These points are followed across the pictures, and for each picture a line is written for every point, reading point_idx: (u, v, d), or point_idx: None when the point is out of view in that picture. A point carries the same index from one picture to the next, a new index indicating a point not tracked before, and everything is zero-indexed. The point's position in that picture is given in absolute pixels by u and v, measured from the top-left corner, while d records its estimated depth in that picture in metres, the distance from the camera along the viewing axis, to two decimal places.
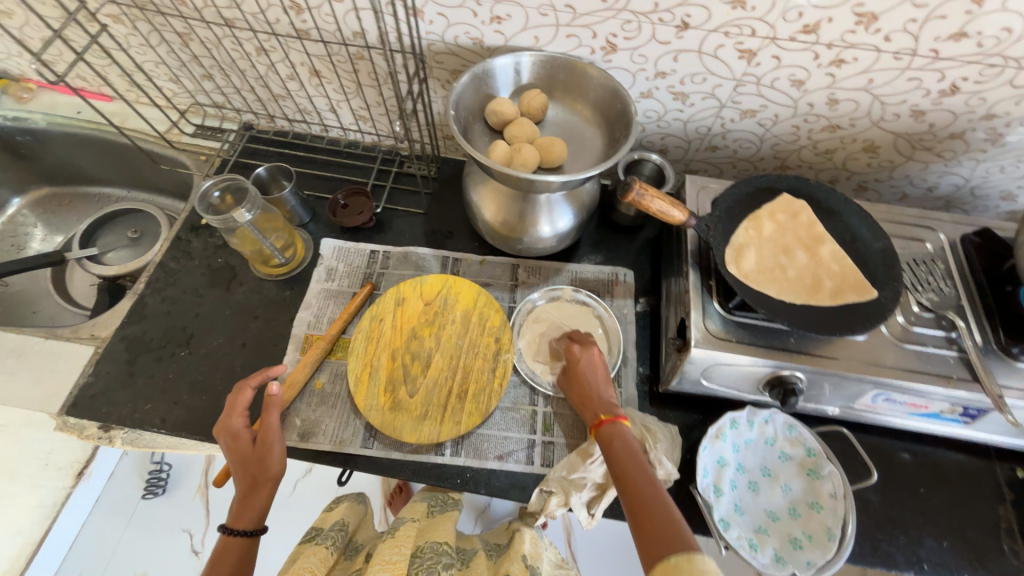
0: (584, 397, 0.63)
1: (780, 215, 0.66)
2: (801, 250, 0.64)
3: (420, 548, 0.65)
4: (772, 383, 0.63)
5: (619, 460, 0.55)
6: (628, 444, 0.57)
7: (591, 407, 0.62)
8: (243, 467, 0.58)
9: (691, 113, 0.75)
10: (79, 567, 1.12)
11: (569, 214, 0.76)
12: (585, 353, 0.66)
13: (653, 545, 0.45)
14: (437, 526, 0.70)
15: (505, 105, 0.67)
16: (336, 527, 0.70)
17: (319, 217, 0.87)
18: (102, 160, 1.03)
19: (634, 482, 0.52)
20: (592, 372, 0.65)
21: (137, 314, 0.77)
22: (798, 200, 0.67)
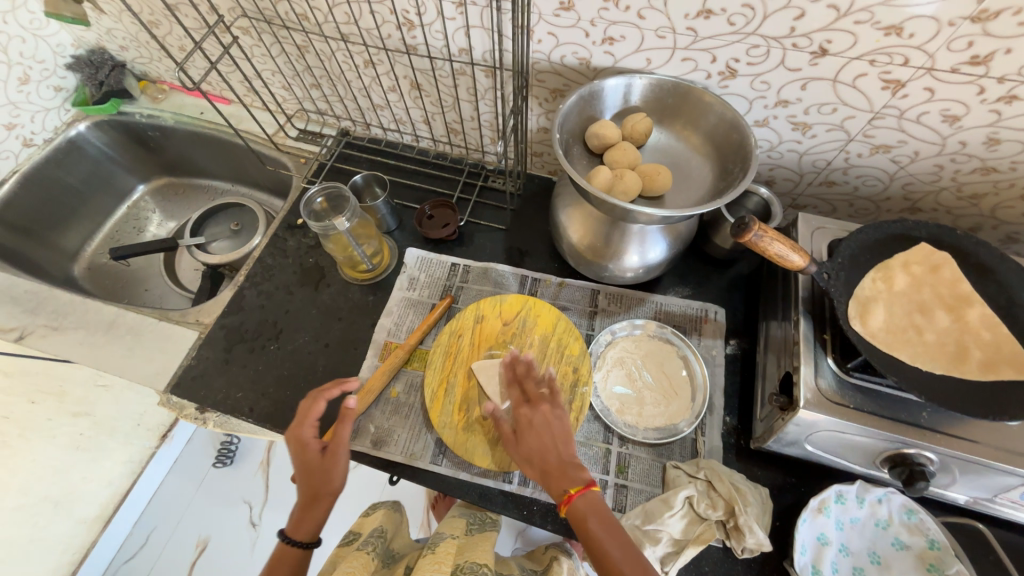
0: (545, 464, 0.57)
1: (916, 267, 0.58)
2: (941, 311, 0.56)
3: (460, 568, 0.61)
4: (892, 459, 0.55)
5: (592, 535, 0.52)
6: (602, 512, 0.53)
7: (562, 478, 0.56)
8: (307, 477, 0.59)
9: (812, 145, 0.68)
10: (153, 523, 1.21)
11: (662, 244, 0.71)
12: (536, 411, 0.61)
13: None
14: (476, 545, 0.67)
15: (610, 129, 0.64)
16: (376, 534, 0.70)
17: (404, 226, 0.89)
18: (215, 156, 1.13)
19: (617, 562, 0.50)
20: (548, 436, 0.60)
21: (235, 304, 0.82)
22: (939, 251, 0.59)
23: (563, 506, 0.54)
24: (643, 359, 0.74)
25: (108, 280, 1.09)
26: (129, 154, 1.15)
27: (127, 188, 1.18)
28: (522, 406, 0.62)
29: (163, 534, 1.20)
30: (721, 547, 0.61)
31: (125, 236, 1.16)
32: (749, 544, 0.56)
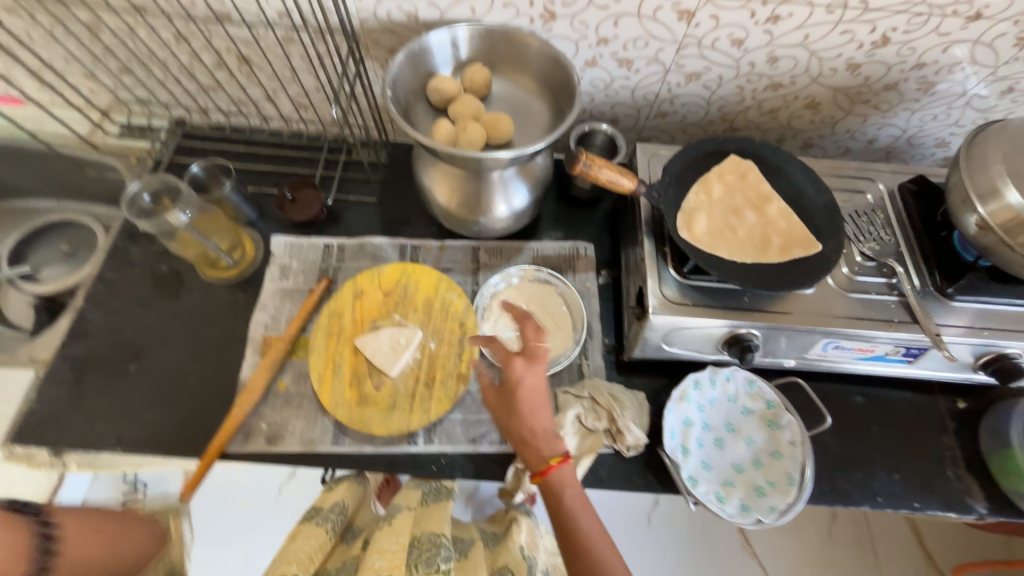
0: (526, 431, 0.56)
1: (729, 176, 0.67)
2: (750, 210, 0.65)
3: (416, 539, 0.58)
4: (729, 341, 0.65)
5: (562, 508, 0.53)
6: (574, 485, 0.55)
7: (540, 449, 0.55)
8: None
9: (638, 79, 0.74)
10: None
11: (524, 190, 0.75)
12: (527, 375, 0.57)
13: None
14: (435, 514, 0.62)
15: (446, 83, 0.65)
16: (337, 509, 0.68)
17: (267, 214, 0.83)
18: (22, 169, 0.95)
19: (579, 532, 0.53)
20: (533, 403, 0.57)
21: (77, 331, 0.72)
22: (745, 160, 0.68)
23: (536, 475, 0.55)
24: (528, 302, 0.78)
25: None
26: None
27: None
28: (516, 363, 0.57)
29: None
30: (613, 453, 0.68)
31: None
32: (629, 442, 0.64)
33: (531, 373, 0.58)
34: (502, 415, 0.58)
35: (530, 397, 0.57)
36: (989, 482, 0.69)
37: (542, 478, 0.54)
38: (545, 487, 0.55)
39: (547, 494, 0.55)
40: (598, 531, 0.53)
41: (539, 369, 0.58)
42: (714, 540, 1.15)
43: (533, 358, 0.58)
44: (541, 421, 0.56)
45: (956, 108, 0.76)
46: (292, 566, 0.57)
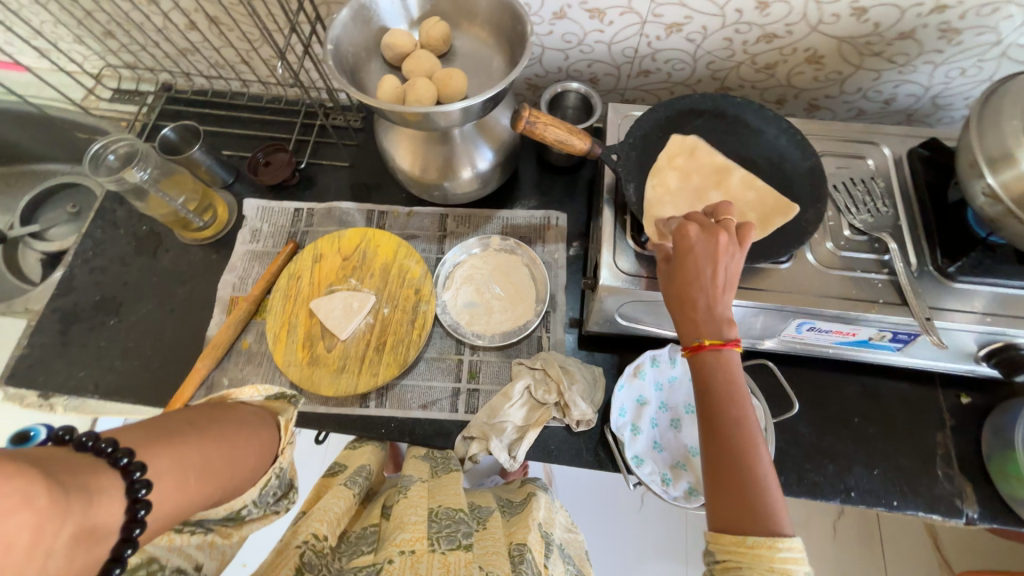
0: (697, 297, 0.46)
1: (678, 159, 0.60)
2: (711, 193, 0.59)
3: (434, 512, 0.53)
4: None
5: (712, 394, 0.44)
6: (733, 373, 0.44)
7: (695, 319, 0.46)
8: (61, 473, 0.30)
9: (613, 32, 0.68)
10: None
11: (488, 154, 0.71)
12: (704, 239, 0.47)
13: (728, 511, 0.40)
14: (448, 486, 0.58)
15: (399, 37, 0.62)
16: (363, 471, 0.60)
17: (243, 177, 0.84)
18: (35, 133, 1.01)
19: (725, 438, 0.42)
20: (704, 268, 0.46)
21: (66, 285, 0.77)
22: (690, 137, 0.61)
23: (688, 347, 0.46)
24: (491, 272, 0.75)
25: None
26: None
27: None
28: (695, 227, 0.48)
29: None
30: (565, 428, 0.66)
31: None
32: (575, 416, 0.62)
33: (716, 228, 0.48)
34: (671, 291, 0.48)
35: (706, 251, 0.47)
36: (986, 486, 0.62)
37: (696, 355, 0.45)
38: (698, 371, 0.45)
39: (699, 381, 0.45)
40: (755, 448, 0.42)
41: (732, 238, 0.47)
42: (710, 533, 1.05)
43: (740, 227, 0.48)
44: (714, 268, 0.46)
45: (989, 60, 0.65)
46: (323, 529, 0.49)
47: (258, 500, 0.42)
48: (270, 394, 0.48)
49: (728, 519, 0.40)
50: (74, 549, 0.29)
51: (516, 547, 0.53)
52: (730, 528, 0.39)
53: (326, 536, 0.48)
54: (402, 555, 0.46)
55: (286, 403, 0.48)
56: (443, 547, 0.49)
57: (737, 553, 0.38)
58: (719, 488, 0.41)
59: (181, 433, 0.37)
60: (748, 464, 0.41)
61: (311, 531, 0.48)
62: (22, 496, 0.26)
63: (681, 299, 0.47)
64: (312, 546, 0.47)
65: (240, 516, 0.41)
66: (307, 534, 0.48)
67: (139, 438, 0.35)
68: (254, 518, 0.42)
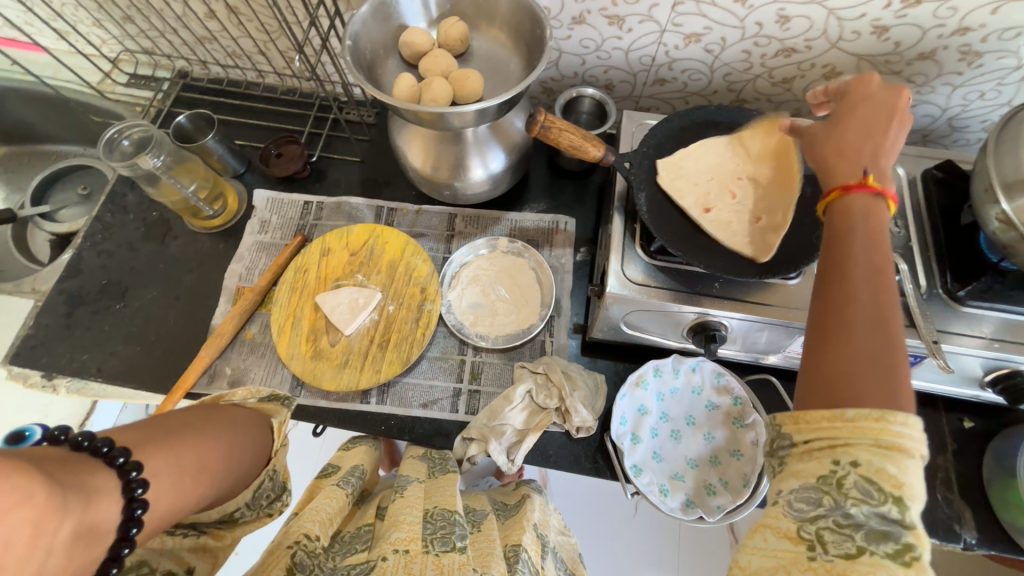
0: (841, 157, 0.41)
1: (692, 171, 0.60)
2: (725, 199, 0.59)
3: (430, 513, 0.52)
4: (695, 329, 0.60)
5: (849, 234, 0.37)
6: (876, 225, 0.37)
7: (852, 163, 0.40)
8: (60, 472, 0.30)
9: (631, 40, 0.68)
10: None
11: (500, 156, 0.71)
12: (878, 90, 0.43)
13: (833, 363, 0.32)
14: (444, 486, 0.58)
15: (418, 35, 0.62)
16: (356, 472, 0.59)
17: (254, 167, 0.84)
18: (49, 114, 1.01)
19: (853, 285, 0.35)
20: (868, 126, 0.42)
21: (74, 267, 0.78)
22: (704, 149, 0.60)
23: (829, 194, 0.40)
24: (497, 274, 0.75)
25: None
26: None
27: None
28: (866, 88, 0.44)
29: None
30: (564, 433, 0.66)
31: None
32: (576, 422, 0.62)
33: (875, 101, 0.43)
34: (824, 136, 0.44)
35: (856, 117, 0.43)
36: (986, 513, 0.61)
37: (838, 198, 0.39)
38: (835, 217, 0.39)
39: (831, 227, 0.39)
40: (891, 313, 0.33)
41: (885, 114, 0.42)
42: (703, 545, 1.05)
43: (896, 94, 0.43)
44: (859, 134, 0.42)
45: (1008, 85, 0.65)
46: (314, 529, 0.48)
47: (251, 501, 0.43)
48: (263, 397, 0.50)
49: (832, 391, 0.32)
50: (72, 546, 0.29)
51: (512, 548, 0.53)
52: (821, 401, 0.32)
53: (318, 534, 0.47)
54: (396, 554, 0.46)
55: (280, 405, 0.49)
56: (437, 549, 0.47)
57: (828, 423, 0.31)
58: (823, 322, 0.34)
59: (179, 432, 0.37)
60: (880, 325, 0.32)
61: (302, 532, 0.47)
62: (20, 495, 0.26)
63: (836, 148, 0.42)
64: (304, 544, 0.46)
65: (233, 518, 0.42)
66: (300, 534, 0.47)
67: (135, 437, 0.35)
68: (247, 520, 0.43)
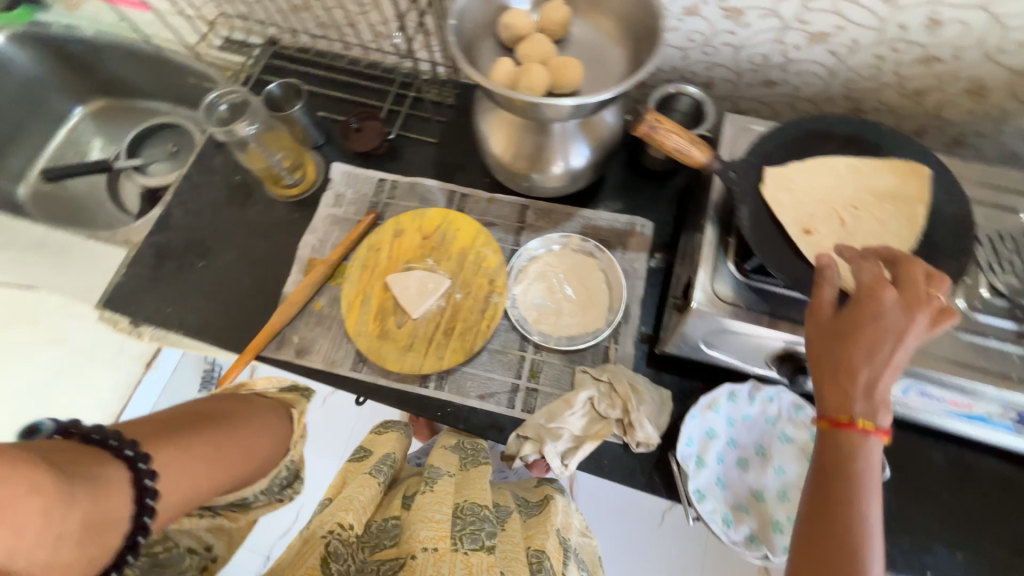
0: (861, 382, 0.42)
1: (802, 185, 0.55)
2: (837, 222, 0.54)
3: (459, 508, 0.54)
4: (782, 357, 0.56)
5: (840, 473, 0.41)
6: (868, 456, 0.41)
7: (854, 394, 0.42)
8: (70, 458, 0.33)
9: (746, 36, 0.63)
10: None
11: (585, 151, 0.68)
12: (903, 314, 0.42)
13: None
14: (474, 483, 0.58)
15: (519, 19, 0.59)
16: (387, 460, 0.62)
17: (332, 140, 0.85)
18: (148, 72, 1.06)
19: (840, 521, 0.39)
20: (880, 343, 0.42)
21: (163, 223, 0.82)
22: (818, 163, 0.55)
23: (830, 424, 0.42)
24: (565, 272, 0.73)
25: (52, 205, 1.05)
26: (57, 72, 1.08)
27: (65, 111, 1.12)
28: (890, 292, 0.42)
29: None
30: (623, 445, 0.64)
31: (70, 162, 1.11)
32: (638, 437, 0.59)
33: (889, 317, 0.42)
34: (832, 347, 0.43)
35: (871, 331, 0.42)
36: None
37: (831, 430, 0.42)
38: (828, 444, 0.42)
39: (828, 459, 0.42)
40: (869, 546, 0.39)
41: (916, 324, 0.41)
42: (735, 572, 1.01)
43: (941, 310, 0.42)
44: (883, 355, 0.41)
45: None
46: (348, 517, 0.51)
47: (265, 488, 0.45)
48: (283, 387, 0.53)
49: None
50: (84, 536, 0.32)
51: (534, 552, 0.53)
52: None
53: (352, 523, 0.50)
54: (425, 552, 0.47)
55: (297, 396, 0.53)
56: (466, 546, 0.49)
57: None
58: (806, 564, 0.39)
59: (191, 430, 0.41)
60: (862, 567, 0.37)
61: (336, 520, 0.50)
62: (27, 486, 0.30)
63: (840, 361, 0.42)
64: (338, 532, 0.49)
65: (246, 502, 0.44)
66: (334, 523, 0.50)
67: (148, 434, 0.38)
68: (259, 505, 0.45)
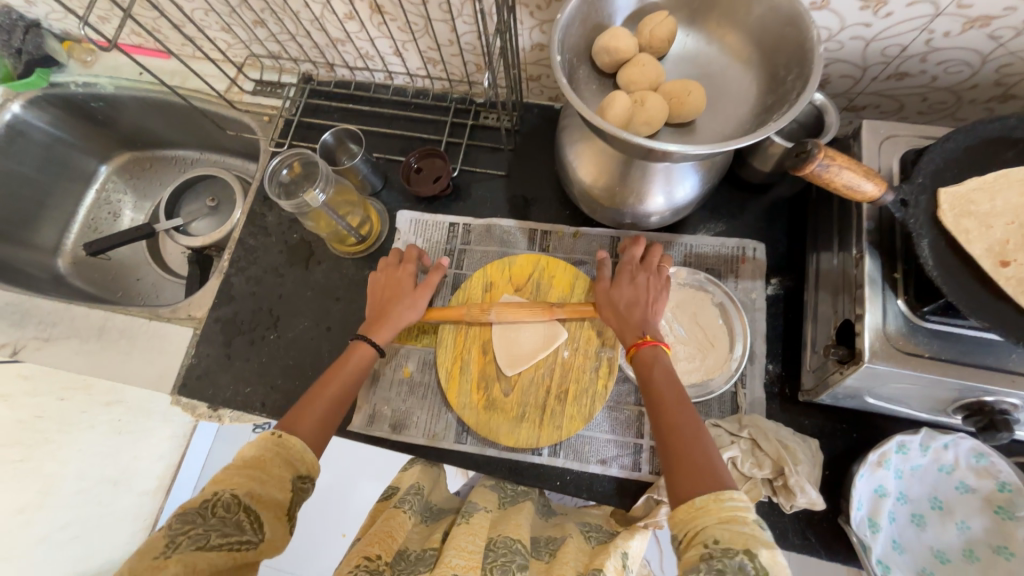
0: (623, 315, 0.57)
1: (988, 207, 0.46)
2: None
3: (493, 541, 0.49)
4: (967, 407, 0.49)
5: (654, 384, 0.51)
6: (669, 372, 0.52)
7: (636, 326, 0.56)
8: (388, 291, 0.63)
9: (883, 28, 0.54)
10: (213, 480, 1.12)
11: (693, 179, 0.60)
12: (648, 252, 0.61)
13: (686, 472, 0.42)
14: (513, 518, 0.54)
15: (622, 39, 0.50)
16: (414, 489, 0.56)
17: (391, 183, 0.78)
18: (174, 123, 0.99)
19: (678, 425, 0.47)
20: (641, 278, 0.59)
21: (225, 294, 0.76)
22: (1002, 178, 0.47)
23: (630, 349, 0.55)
24: (674, 310, 0.66)
25: (94, 275, 1.00)
26: (77, 132, 1.01)
27: (89, 171, 1.05)
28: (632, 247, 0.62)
29: None
30: (768, 502, 0.58)
31: (102, 224, 1.05)
32: (799, 502, 0.53)
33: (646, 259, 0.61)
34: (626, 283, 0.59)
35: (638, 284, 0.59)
36: None
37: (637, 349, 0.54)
38: (637, 364, 0.53)
39: (642, 381, 0.52)
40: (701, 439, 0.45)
41: (653, 282, 0.59)
42: None
43: (655, 252, 0.61)
44: (627, 291, 0.58)
45: None
46: (374, 549, 0.46)
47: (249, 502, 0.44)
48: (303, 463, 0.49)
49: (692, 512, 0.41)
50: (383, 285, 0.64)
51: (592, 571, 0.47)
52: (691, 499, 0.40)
53: (379, 555, 0.45)
54: None
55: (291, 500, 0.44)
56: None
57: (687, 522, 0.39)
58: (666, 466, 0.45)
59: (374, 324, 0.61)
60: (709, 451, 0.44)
61: (363, 553, 0.45)
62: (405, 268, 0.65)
63: (624, 313, 0.57)
64: (365, 565, 0.44)
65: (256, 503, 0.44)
66: (361, 557, 0.45)
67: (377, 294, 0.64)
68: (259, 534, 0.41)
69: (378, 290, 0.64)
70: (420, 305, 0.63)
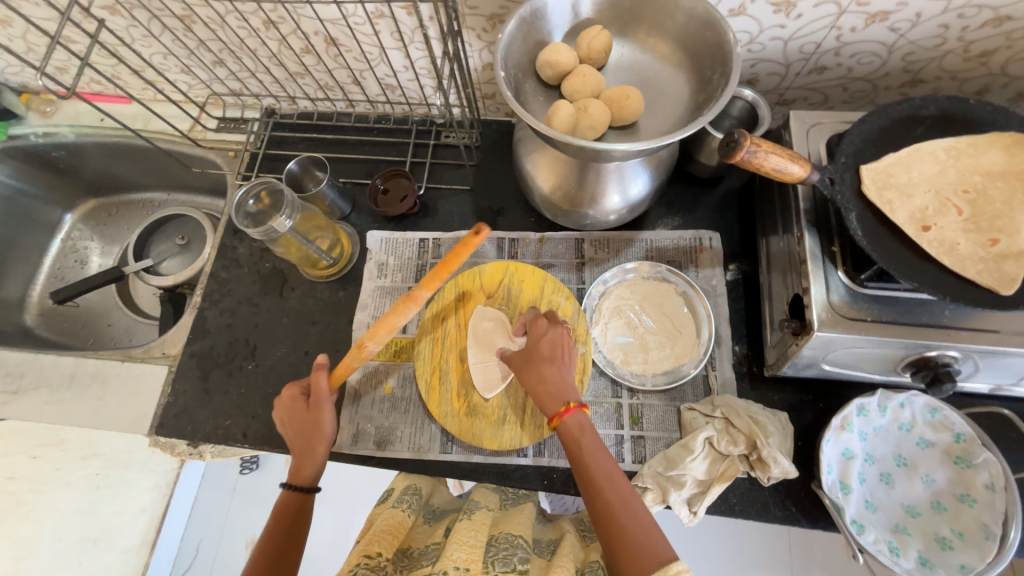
0: (538, 385, 0.54)
1: (904, 179, 0.51)
2: (952, 211, 0.50)
3: (494, 538, 0.51)
4: (914, 365, 0.53)
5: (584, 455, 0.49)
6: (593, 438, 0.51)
7: (554, 396, 0.53)
8: (294, 425, 0.60)
9: (798, 27, 0.59)
10: (201, 532, 1.08)
11: (644, 177, 0.63)
12: (552, 328, 0.58)
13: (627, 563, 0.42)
14: (514, 517, 0.56)
15: (561, 52, 0.54)
16: (411, 492, 0.60)
17: (359, 206, 0.80)
18: (138, 165, 0.99)
19: (607, 489, 0.46)
20: (550, 350, 0.56)
21: (200, 328, 0.76)
22: (913, 151, 0.52)
23: (552, 420, 0.52)
24: (641, 302, 0.69)
25: (63, 324, 0.98)
26: (39, 183, 1.00)
27: (53, 220, 1.04)
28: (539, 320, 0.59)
29: (212, 544, 1.07)
30: (746, 478, 0.60)
31: (69, 272, 1.03)
32: (774, 473, 0.55)
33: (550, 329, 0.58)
34: (537, 357, 0.56)
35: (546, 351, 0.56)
36: None
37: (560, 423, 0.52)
38: (564, 437, 0.51)
39: (570, 451, 0.50)
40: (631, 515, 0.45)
41: (562, 342, 0.57)
42: None
43: (553, 322, 0.59)
44: (539, 365, 0.55)
45: None
46: (375, 548, 0.48)
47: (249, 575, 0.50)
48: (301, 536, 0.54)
49: None
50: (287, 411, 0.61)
51: (589, 565, 0.52)
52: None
53: (380, 552, 0.48)
54: (457, 572, 0.44)
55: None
56: (499, 570, 0.46)
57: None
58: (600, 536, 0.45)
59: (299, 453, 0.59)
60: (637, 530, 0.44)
61: (363, 552, 0.48)
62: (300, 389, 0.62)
63: (538, 385, 0.54)
64: (366, 563, 0.46)
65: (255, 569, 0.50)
66: (362, 556, 0.48)
67: (283, 419, 0.61)
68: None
69: (288, 428, 0.61)
70: (329, 423, 0.60)
